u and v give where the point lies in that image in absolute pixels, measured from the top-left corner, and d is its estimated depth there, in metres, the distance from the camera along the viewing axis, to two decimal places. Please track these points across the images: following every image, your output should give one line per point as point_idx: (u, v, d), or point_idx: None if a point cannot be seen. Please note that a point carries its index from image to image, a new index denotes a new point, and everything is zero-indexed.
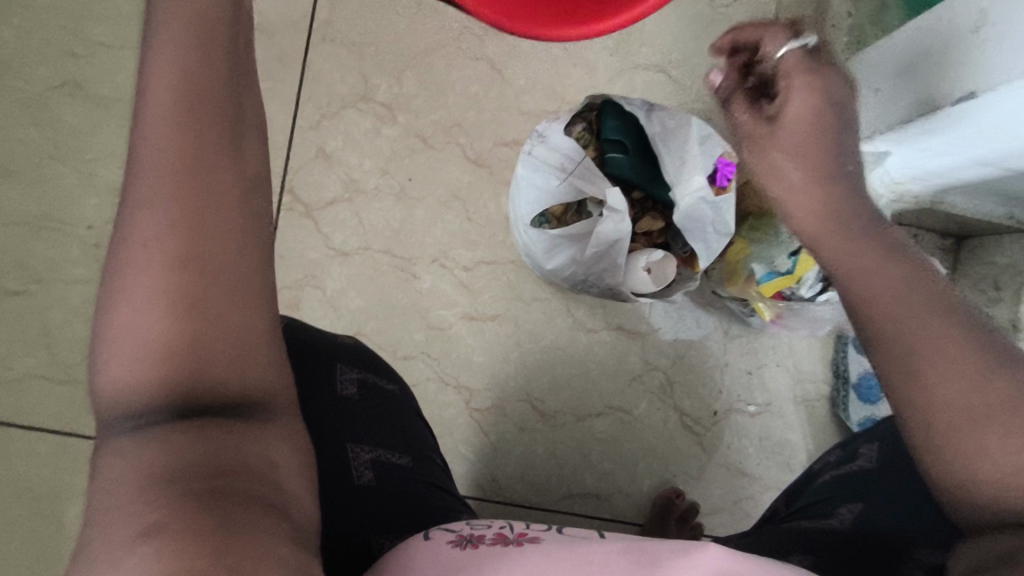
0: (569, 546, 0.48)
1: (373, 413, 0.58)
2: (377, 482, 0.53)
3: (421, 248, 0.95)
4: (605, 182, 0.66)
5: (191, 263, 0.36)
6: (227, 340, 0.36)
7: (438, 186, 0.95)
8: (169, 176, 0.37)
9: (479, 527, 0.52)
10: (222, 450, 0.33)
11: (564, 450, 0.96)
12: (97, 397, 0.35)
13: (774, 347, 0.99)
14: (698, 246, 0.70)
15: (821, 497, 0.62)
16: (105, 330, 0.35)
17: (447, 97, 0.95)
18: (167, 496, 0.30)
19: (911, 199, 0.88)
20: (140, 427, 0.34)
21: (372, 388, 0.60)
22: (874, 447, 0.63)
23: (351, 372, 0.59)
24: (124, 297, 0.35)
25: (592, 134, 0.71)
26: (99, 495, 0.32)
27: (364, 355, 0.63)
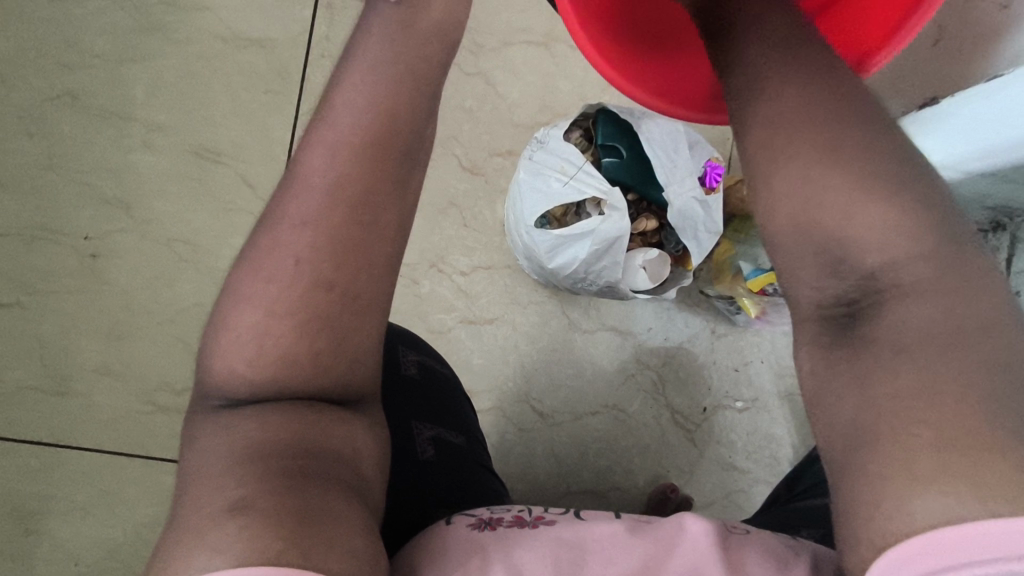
0: (584, 526, 0.50)
1: (432, 393, 0.61)
2: (438, 459, 0.57)
3: (419, 254, 0.98)
4: (604, 182, 0.71)
5: (306, 276, 0.40)
6: (343, 353, 0.41)
7: (435, 194, 0.98)
8: (320, 201, 0.41)
9: (499, 510, 0.54)
10: (316, 431, 0.39)
11: (562, 449, 0.99)
12: (207, 370, 0.41)
13: (758, 345, 1.05)
14: (691, 243, 0.74)
15: (819, 480, 0.67)
16: (229, 318, 0.40)
17: (442, 109, 0.99)
18: (263, 468, 0.36)
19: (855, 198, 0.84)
20: (252, 404, 0.39)
21: (430, 370, 0.63)
22: None
23: (412, 355, 0.62)
24: (256, 297, 0.40)
25: (587, 142, 0.76)
26: (208, 462, 0.37)
27: (419, 340, 0.65)
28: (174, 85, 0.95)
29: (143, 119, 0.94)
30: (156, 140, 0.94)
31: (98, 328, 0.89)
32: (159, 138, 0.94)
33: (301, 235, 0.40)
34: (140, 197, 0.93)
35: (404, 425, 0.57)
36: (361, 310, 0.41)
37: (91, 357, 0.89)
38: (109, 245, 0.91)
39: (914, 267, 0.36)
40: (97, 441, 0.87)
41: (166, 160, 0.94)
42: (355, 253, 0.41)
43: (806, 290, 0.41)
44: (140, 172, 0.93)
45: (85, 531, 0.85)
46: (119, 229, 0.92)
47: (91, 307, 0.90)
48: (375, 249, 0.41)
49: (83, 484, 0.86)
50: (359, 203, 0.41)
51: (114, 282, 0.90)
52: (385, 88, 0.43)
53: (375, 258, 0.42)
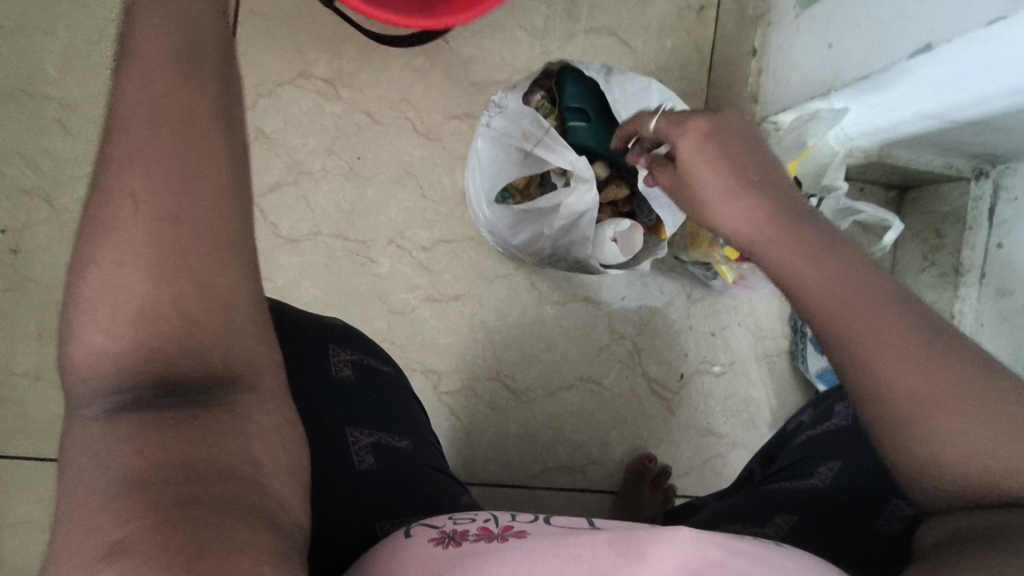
0: (557, 538, 0.45)
1: (368, 396, 0.56)
2: (377, 467, 0.51)
3: (375, 230, 0.91)
4: (571, 153, 0.61)
5: (165, 276, 0.34)
6: (215, 310, 0.36)
7: (389, 164, 0.90)
8: (176, 186, 0.35)
9: (463, 520, 0.49)
10: (204, 449, 0.34)
11: (536, 426, 0.96)
12: (75, 386, 0.35)
13: (734, 308, 1.01)
14: (665, 212, 0.67)
15: (799, 458, 0.64)
16: (86, 328, 0.34)
17: (392, 69, 0.90)
18: (140, 502, 0.31)
19: (860, 153, 0.90)
20: (125, 425, 0.34)
21: (366, 371, 0.57)
22: (848, 405, 0.65)
23: (344, 354, 0.57)
24: (104, 283, 0.34)
25: (552, 104, 0.69)
26: (81, 494, 0.32)
27: (357, 338, 0.60)
28: (87, 55, 0.85)
29: (54, 95, 0.84)
30: (71, 120, 0.84)
31: (25, 329, 0.82)
32: (74, 117, 0.85)
33: (151, 213, 0.35)
34: (60, 183, 0.84)
35: (338, 430, 0.51)
36: (228, 250, 0.36)
37: (22, 361, 0.82)
38: (29, 238, 0.83)
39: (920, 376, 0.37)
40: (37, 449, 0.81)
41: (85, 141, 0.85)
42: (201, 183, 0.36)
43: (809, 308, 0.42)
44: (57, 157, 0.84)
45: (35, 542, 0.81)
46: (39, 220, 0.83)
47: (15, 306, 0.82)
48: (224, 180, 0.37)
49: (27, 495, 0.81)
50: (186, 138, 0.36)
51: (40, 278, 0.83)
52: (202, 31, 0.40)
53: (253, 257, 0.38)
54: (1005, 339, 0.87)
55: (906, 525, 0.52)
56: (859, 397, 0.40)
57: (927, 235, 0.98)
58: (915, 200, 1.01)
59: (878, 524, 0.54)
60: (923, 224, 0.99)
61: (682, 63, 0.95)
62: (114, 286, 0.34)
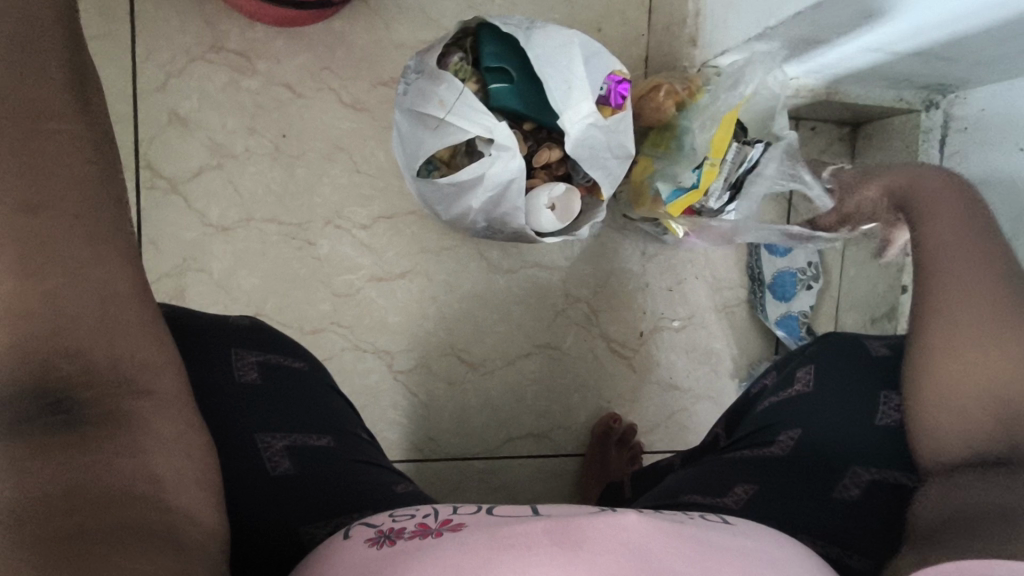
0: (494, 526, 0.42)
1: (279, 399, 0.53)
2: (296, 470, 0.50)
3: (309, 211, 0.86)
4: (488, 118, 0.58)
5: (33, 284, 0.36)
6: (89, 308, 0.38)
7: (317, 139, 0.86)
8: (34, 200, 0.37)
9: (402, 516, 0.46)
10: (95, 467, 0.35)
11: (498, 398, 0.95)
12: None
13: (691, 261, 0.99)
14: (598, 173, 0.64)
15: (760, 426, 0.62)
16: None
17: (309, 36, 0.84)
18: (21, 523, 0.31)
19: (806, 92, 0.87)
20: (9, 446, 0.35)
21: (276, 371, 0.55)
22: (810, 369, 0.63)
23: (251, 356, 0.54)
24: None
25: (472, 65, 0.64)
26: None
27: (265, 335, 0.57)
28: None
29: None
30: None
31: None
32: None
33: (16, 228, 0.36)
34: None
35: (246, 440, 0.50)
36: (98, 251, 0.39)
37: None
38: None
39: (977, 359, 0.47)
40: None
41: None
42: (59, 186, 0.38)
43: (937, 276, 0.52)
44: None
45: None
46: None
47: None
48: (91, 193, 0.40)
49: None
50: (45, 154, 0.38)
51: None
52: (57, 53, 0.41)
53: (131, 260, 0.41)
54: None
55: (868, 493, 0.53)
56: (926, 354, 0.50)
57: None
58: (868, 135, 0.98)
59: (834, 490, 0.54)
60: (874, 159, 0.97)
61: (621, 6, 0.89)
62: None
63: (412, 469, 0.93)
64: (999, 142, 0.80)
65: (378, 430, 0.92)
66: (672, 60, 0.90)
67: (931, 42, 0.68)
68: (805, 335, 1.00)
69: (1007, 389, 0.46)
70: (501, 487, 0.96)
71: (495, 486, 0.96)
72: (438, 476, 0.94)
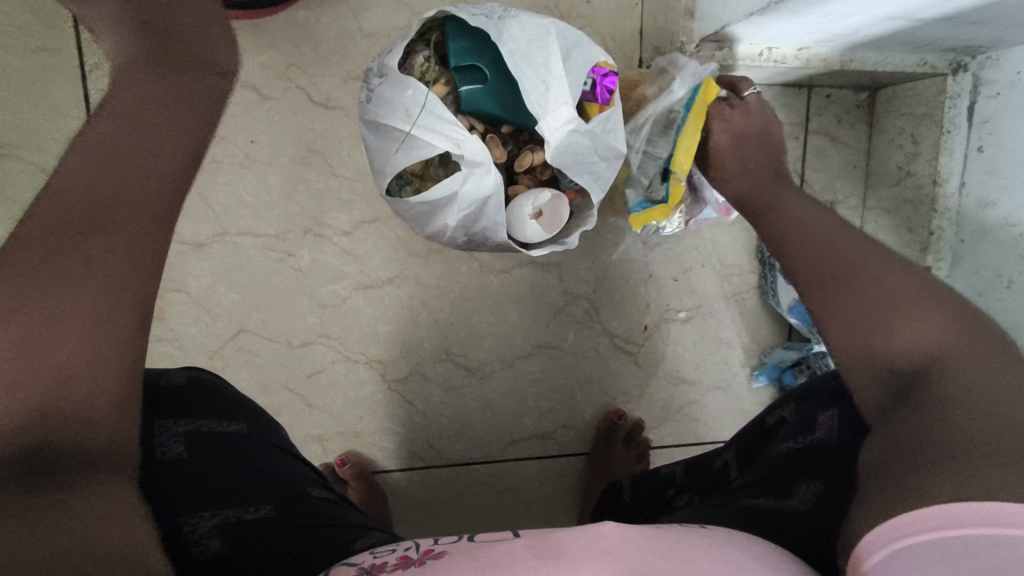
0: (477, 550, 0.40)
1: (206, 468, 0.50)
2: (225, 549, 0.46)
3: (288, 220, 0.82)
4: (455, 129, 0.53)
5: (60, 339, 0.38)
6: (98, 377, 0.39)
7: (288, 142, 0.80)
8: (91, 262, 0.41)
9: (384, 552, 0.45)
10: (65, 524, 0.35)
11: (497, 400, 0.91)
12: None
13: (697, 248, 0.93)
14: (587, 179, 0.59)
15: (775, 475, 0.56)
16: None
17: (271, 30, 0.77)
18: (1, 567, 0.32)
19: (820, 62, 0.79)
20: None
21: (203, 440, 0.52)
22: (832, 415, 0.57)
23: (177, 427, 0.51)
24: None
25: (441, 65, 0.58)
26: None
27: (200, 393, 0.55)
28: None
29: None
30: None
31: None
32: None
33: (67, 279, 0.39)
34: None
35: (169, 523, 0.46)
36: (123, 329, 0.41)
37: None
38: None
39: (846, 308, 0.51)
40: None
41: None
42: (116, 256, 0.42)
43: (806, 256, 0.58)
44: None
45: None
46: None
47: None
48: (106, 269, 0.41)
49: None
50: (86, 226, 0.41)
51: None
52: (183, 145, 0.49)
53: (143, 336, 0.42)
54: (1004, 250, 0.77)
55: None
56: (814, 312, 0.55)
57: (902, 142, 0.88)
58: (889, 102, 0.89)
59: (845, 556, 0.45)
60: (896, 128, 0.88)
61: None
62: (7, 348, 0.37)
63: (413, 478, 0.91)
64: None
65: (374, 439, 0.89)
66: (668, 33, 0.83)
67: (965, 5, 0.60)
68: None
69: (880, 323, 0.49)
70: (505, 490, 0.93)
71: (500, 490, 0.93)
72: (440, 483, 0.92)
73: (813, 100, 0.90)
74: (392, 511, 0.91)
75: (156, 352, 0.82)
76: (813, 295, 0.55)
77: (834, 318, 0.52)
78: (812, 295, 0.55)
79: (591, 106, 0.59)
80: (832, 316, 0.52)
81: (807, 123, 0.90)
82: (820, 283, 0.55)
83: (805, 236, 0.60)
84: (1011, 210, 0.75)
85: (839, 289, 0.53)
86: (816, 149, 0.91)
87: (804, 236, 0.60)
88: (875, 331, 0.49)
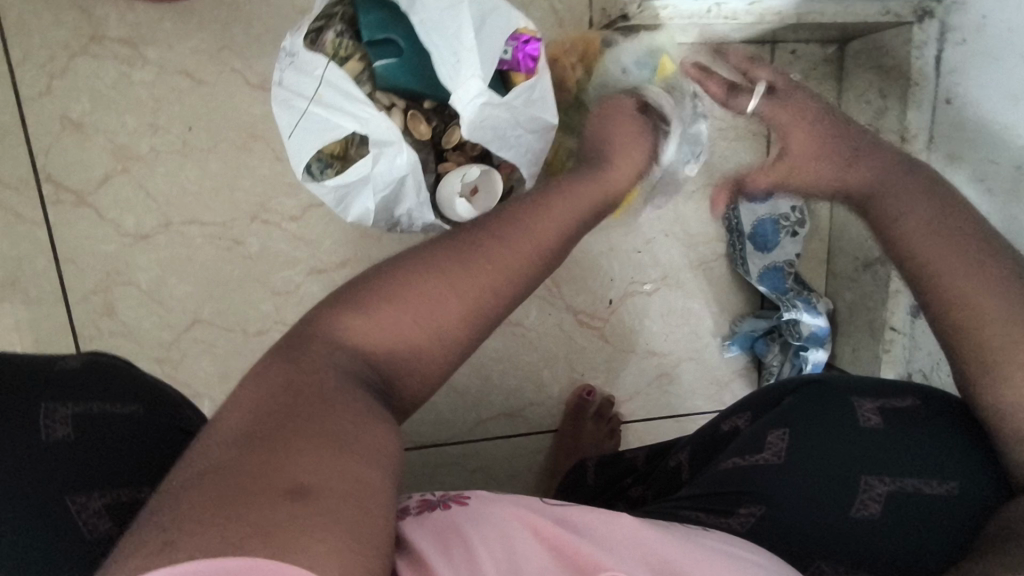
0: (504, 499, 0.43)
1: (103, 449, 0.44)
2: (117, 529, 0.43)
3: (233, 207, 0.80)
4: (367, 110, 0.54)
5: (427, 306, 0.46)
6: (389, 361, 0.45)
7: (227, 127, 0.78)
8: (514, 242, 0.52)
9: (402, 500, 0.46)
10: (263, 478, 0.34)
11: (463, 380, 0.90)
12: (219, 424, 0.38)
13: (658, 218, 0.90)
14: (511, 153, 0.58)
15: (717, 489, 0.56)
16: (344, 322, 0.44)
17: (199, 11, 0.75)
18: (210, 505, 0.32)
19: (775, 17, 0.76)
20: (213, 444, 0.36)
21: (96, 421, 0.45)
22: (782, 434, 0.57)
23: (64, 408, 0.45)
24: (429, 330, 0.46)
25: (354, 39, 0.56)
26: (190, 478, 0.34)
27: (102, 370, 0.49)
28: None
29: None
30: None
31: None
32: None
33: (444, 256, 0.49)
34: None
35: (50, 507, 0.41)
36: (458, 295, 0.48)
37: None
38: None
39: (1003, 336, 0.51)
40: None
41: None
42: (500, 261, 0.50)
43: (923, 241, 0.57)
44: None
45: None
46: None
47: None
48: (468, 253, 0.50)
49: None
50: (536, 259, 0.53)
51: None
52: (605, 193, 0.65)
53: (432, 358, 0.47)
54: (971, 209, 0.73)
55: (888, 510, 0.51)
56: (948, 317, 0.54)
57: (872, 97, 0.83)
58: (857, 54, 0.85)
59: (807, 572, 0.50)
60: (865, 83, 0.84)
61: None
62: (370, 317, 0.45)
63: None
64: (999, 54, 0.68)
65: None
66: None
67: None
68: (791, 287, 0.90)
69: None
70: (477, 469, 0.92)
71: (471, 469, 0.92)
72: (408, 466, 0.91)
73: (776, 57, 0.85)
74: None
75: (111, 347, 0.81)
76: (948, 287, 0.54)
77: (995, 336, 0.51)
78: (950, 289, 0.54)
79: (515, 76, 0.58)
80: (992, 326, 0.51)
81: None
82: (961, 286, 0.54)
83: (917, 228, 0.58)
84: (980, 166, 0.72)
85: (986, 295, 0.52)
86: None
87: (916, 226, 0.58)
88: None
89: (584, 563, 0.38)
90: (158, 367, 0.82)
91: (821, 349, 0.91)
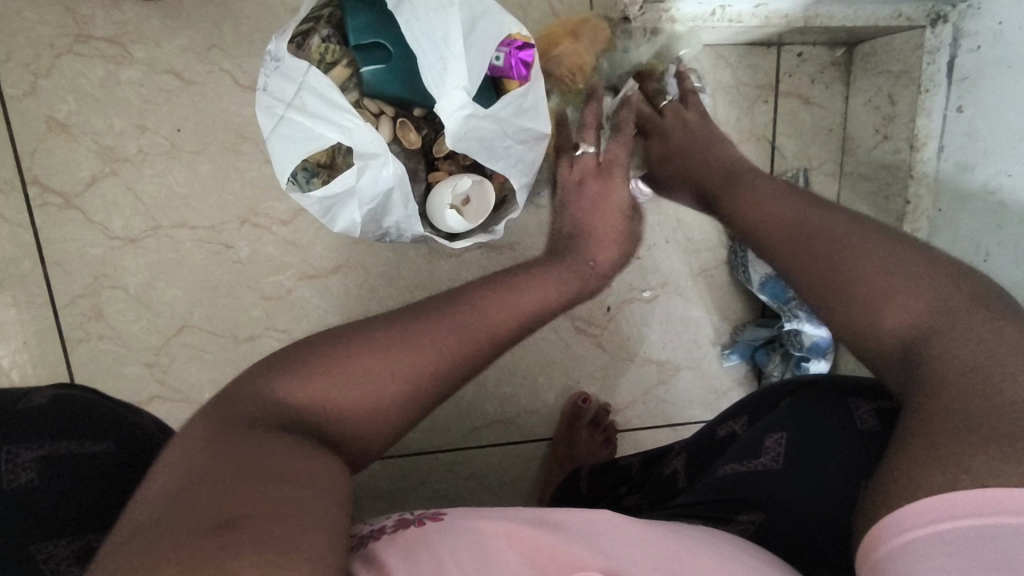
0: (478, 512, 0.41)
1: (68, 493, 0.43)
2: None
3: (222, 210, 0.78)
4: (350, 120, 0.51)
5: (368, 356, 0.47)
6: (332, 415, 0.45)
7: (217, 129, 0.76)
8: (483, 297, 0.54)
9: (378, 518, 0.44)
10: (209, 501, 0.33)
11: (457, 386, 0.89)
12: (160, 477, 0.38)
13: (659, 224, 0.88)
14: (500, 164, 0.56)
15: (712, 496, 0.54)
16: (282, 380, 0.45)
17: (187, 10, 0.73)
18: (157, 532, 0.32)
19: (781, 20, 0.73)
20: (155, 488, 0.36)
21: (61, 464, 0.44)
22: (781, 437, 0.55)
23: (29, 451, 0.44)
24: (370, 379, 0.46)
25: (341, 44, 0.54)
26: (137, 518, 0.34)
27: (70, 405, 0.48)
28: None
29: None
30: None
31: None
32: None
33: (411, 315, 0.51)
34: None
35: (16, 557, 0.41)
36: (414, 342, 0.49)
37: None
38: None
39: (844, 269, 0.52)
40: None
41: None
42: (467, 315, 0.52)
43: (771, 212, 0.61)
44: None
45: None
46: None
47: None
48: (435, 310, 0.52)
49: None
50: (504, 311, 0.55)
51: None
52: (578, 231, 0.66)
53: (376, 411, 0.46)
54: (982, 217, 0.71)
55: None
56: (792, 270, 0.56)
57: (879, 102, 0.81)
58: (865, 57, 0.82)
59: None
60: (873, 88, 0.81)
61: None
62: (308, 373, 0.45)
63: (374, 468, 0.89)
64: (1012, 61, 0.65)
65: None
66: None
67: None
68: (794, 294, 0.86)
69: (870, 278, 0.49)
70: (470, 476, 0.91)
71: (464, 476, 0.91)
72: (401, 473, 0.90)
73: (782, 58, 0.82)
74: (355, 503, 0.89)
75: (98, 351, 0.79)
76: (781, 255, 0.58)
77: (832, 274, 0.52)
78: (787, 253, 0.57)
79: (508, 82, 0.56)
80: (827, 265, 0.53)
81: (777, 85, 0.83)
82: (800, 248, 0.56)
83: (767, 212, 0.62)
84: (989, 176, 0.70)
85: (808, 248, 0.55)
86: (788, 112, 0.84)
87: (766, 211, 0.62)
88: (856, 273, 0.51)
89: (560, 562, 0.37)
90: (145, 372, 0.81)
91: (822, 360, 0.88)
